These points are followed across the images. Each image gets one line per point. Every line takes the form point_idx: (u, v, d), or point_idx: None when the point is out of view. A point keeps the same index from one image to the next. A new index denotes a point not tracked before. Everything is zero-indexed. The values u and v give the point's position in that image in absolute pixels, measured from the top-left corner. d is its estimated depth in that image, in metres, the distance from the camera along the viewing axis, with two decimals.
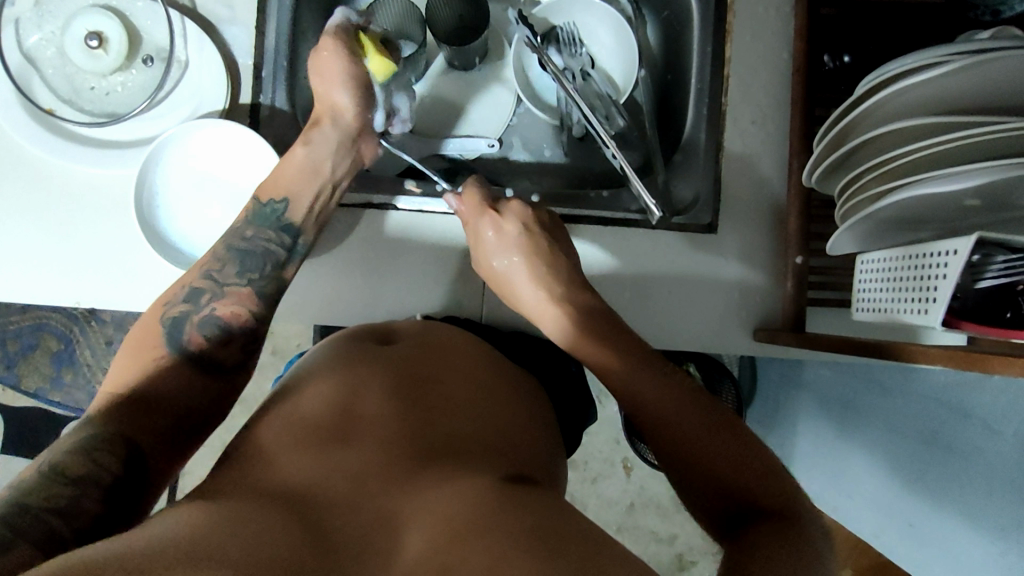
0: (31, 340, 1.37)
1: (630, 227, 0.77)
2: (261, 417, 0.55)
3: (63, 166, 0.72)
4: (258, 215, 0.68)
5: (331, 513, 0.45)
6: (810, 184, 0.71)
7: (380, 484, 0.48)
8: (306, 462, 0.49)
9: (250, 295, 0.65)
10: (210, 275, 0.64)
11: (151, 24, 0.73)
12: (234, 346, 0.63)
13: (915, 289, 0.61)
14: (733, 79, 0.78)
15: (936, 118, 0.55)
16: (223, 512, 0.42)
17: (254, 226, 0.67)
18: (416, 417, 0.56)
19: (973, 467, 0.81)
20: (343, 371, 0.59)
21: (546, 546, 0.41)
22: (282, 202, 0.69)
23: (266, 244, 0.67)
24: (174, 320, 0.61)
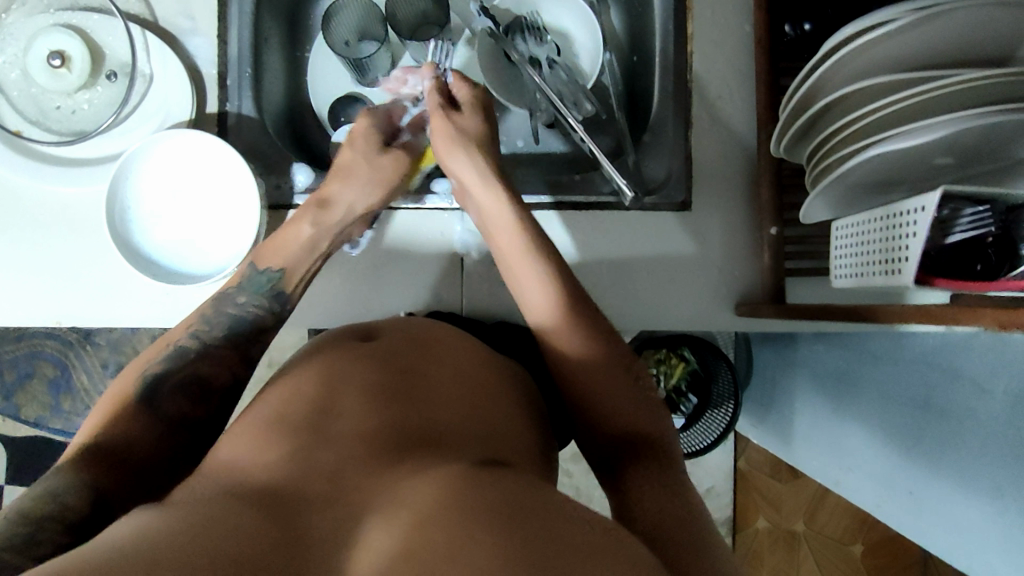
0: (28, 369, 1.37)
1: (605, 211, 0.76)
2: (244, 423, 0.56)
3: (35, 187, 0.72)
4: (251, 282, 0.67)
5: (305, 507, 0.45)
6: (779, 153, 0.71)
7: (354, 477, 0.48)
8: (280, 459, 0.50)
9: (234, 357, 0.64)
10: (197, 335, 0.63)
11: (113, 40, 0.73)
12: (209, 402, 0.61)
13: (890, 250, 0.61)
14: (698, 55, 0.77)
15: (897, 74, 0.55)
16: (196, 513, 0.43)
17: (245, 293, 0.66)
18: (394, 412, 0.57)
19: (966, 428, 0.81)
20: (322, 374, 0.60)
21: (509, 520, 0.40)
22: (278, 273, 0.68)
23: (257, 311, 0.66)
24: (150, 374, 0.60)
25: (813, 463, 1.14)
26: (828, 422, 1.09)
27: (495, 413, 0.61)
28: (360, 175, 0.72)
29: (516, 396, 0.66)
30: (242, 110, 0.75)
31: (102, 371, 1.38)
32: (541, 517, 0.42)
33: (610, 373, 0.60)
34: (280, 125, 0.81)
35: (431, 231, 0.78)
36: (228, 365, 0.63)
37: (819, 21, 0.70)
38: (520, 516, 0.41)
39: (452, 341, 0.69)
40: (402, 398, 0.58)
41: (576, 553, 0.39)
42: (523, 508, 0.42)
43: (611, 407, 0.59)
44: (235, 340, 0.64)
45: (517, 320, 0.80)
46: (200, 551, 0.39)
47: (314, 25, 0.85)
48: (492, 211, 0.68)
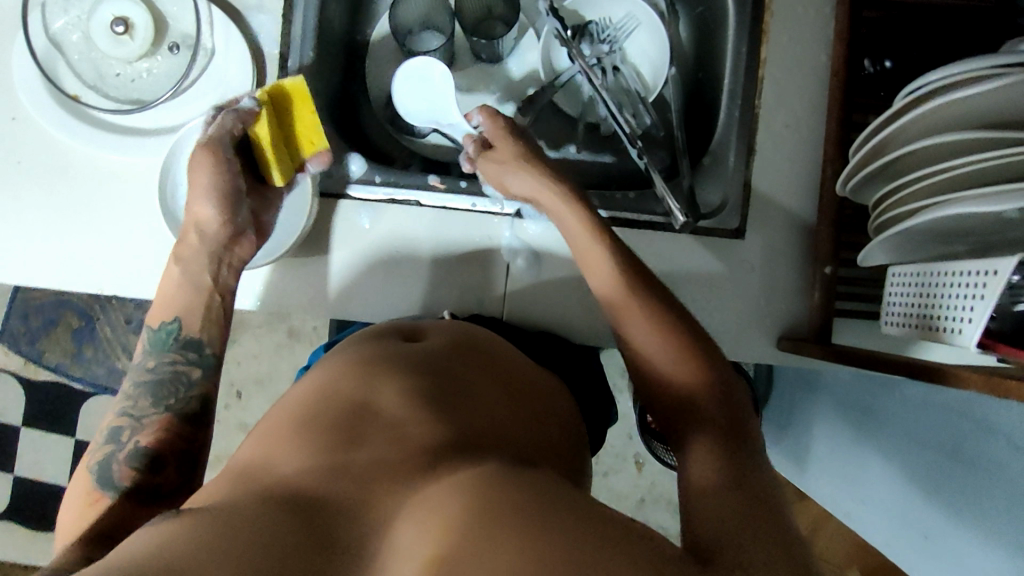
0: (54, 315, 1.39)
1: (653, 230, 0.76)
2: (269, 424, 0.57)
3: (88, 153, 0.72)
4: (152, 340, 0.65)
5: (337, 513, 0.45)
6: (844, 192, 0.69)
7: (386, 481, 0.48)
8: (311, 458, 0.50)
9: (169, 419, 0.62)
10: (125, 412, 0.62)
11: (178, 11, 0.72)
12: (169, 468, 0.59)
13: (950, 308, 0.60)
14: (767, 81, 0.75)
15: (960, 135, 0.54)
16: (219, 518, 0.43)
17: (152, 356, 0.64)
18: (436, 410, 0.56)
19: (993, 483, 0.80)
20: (366, 369, 0.60)
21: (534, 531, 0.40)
22: (175, 322, 0.66)
23: (173, 368, 0.64)
24: (99, 462, 0.59)
25: (826, 492, 1.14)
26: (845, 453, 1.08)
27: (530, 419, 0.61)
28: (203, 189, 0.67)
29: (552, 406, 0.66)
30: (301, 93, 0.74)
31: (124, 325, 1.39)
32: (563, 527, 0.42)
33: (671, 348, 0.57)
34: (335, 109, 0.80)
35: (477, 235, 0.77)
36: (169, 425, 0.61)
37: (899, 59, 0.68)
38: (548, 523, 0.42)
39: (492, 346, 0.69)
40: (438, 397, 0.58)
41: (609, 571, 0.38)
42: (556, 516, 0.43)
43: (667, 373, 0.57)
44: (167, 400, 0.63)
45: (554, 331, 0.79)
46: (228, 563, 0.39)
47: (379, 11, 0.85)
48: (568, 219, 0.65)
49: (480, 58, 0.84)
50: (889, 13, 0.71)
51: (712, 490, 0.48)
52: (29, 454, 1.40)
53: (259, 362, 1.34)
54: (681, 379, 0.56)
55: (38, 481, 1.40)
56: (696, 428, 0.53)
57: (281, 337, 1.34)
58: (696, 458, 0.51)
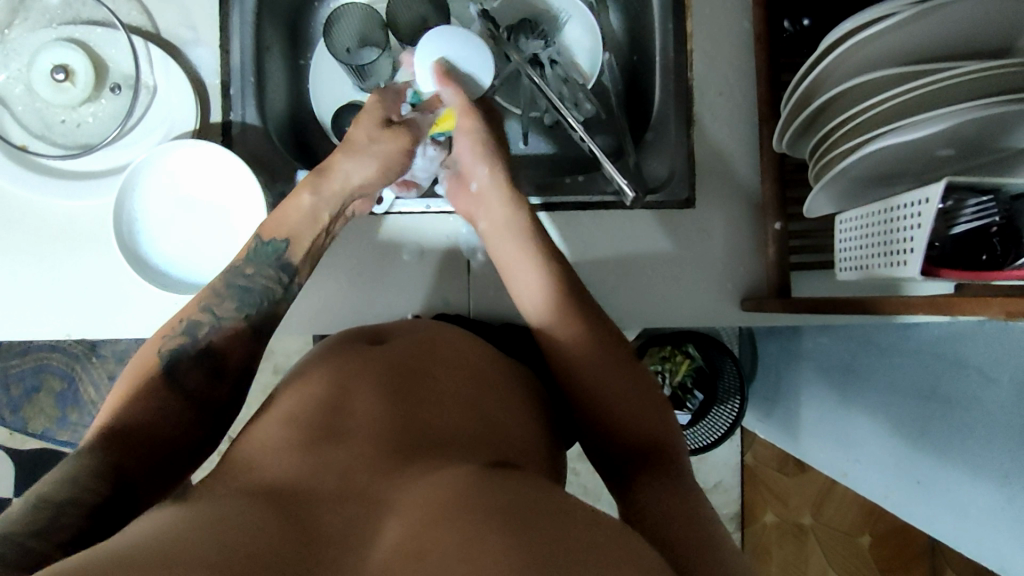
0: (34, 382, 1.38)
1: (607, 210, 0.77)
2: (256, 424, 0.57)
3: (41, 201, 0.72)
4: (257, 251, 0.66)
5: (320, 506, 0.46)
6: (781, 148, 0.72)
7: (366, 476, 0.49)
8: (290, 460, 0.50)
9: (246, 331, 0.63)
10: (209, 309, 0.62)
11: (116, 53, 0.73)
12: (228, 381, 0.60)
13: (893, 243, 0.61)
14: (697, 54, 0.78)
15: (879, 71, 0.57)
16: (211, 511, 0.43)
17: (253, 264, 0.65)
18: (406, 410, 0.57)
19: (973, 416, 0.81)
20: (335, 372, 0.61)
21: (512, 519, 0.41)
22: (283, 242, 0.67)
23: (269, 283, 0.65)
24: (169, 350, 0.59)
25: (820, 456, 1.14)
26: (832, 414, 1.09)
27: (510, 415, 0.62)
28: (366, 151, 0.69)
29: (525, 398, 0.66)
30: (246, 119, 0.75)
31: (108, 382, 1.38)
32: (546, 520, 0.42)
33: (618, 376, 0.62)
34: (283, 132, 0.81)
35: (436, 237, 0.78)
36: (242, 338, 0.62)
37: (817, 16, 0.71)
38: (531, 517, 0.42)
39: (460, 338, 0.70)
40: (408, 399, 0.58)
41: (590, 544, 0.41)
42: (534, 510, 0.43)
43: (623, 410, 0.60)
44: (253, 317, 0.63)
45: (525, 321, 0.79)
46: (212, 546, 0.39)
47: (315, 33, 0.86)
48: (529, 271, 0.68)
49: None
50: None
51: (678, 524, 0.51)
52: None
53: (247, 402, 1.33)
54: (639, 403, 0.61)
55: None
56: (643, 465, 0.58)
57: (267, 373, 1.34)
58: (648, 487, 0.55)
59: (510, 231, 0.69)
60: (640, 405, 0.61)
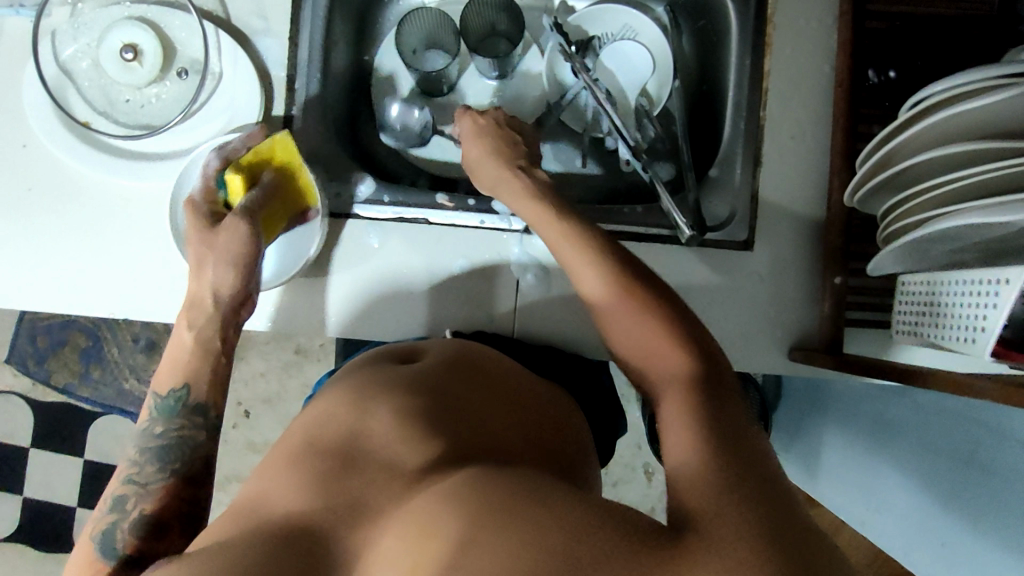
0: (61, 337, 1.40)
1: (660, 244, 0.76)
2: (280, 447, 0.57)
3: (100, 179, 0.72)
4: (159, 409, 0.62)
5: (328, 552, 0.45)
6: (851, 203, 0.69)
7: (378, 506, 0.47)
8: (307, 489, 0.50)
9: (174, 485, 0.59)
10: (131, 479, 0.59)
11: (185, 36, 0.72)
12: (175, 535, 0.57)
13: (961, 317, 0.60)
14: (772, 93, 0.76)
15: (964, 147, 0.54)
16: (231, 551, 0.45)
17: (160, 423, 0.61)
18: (425, 419, 0.55)
19: (1009, 490, 0.80)
20: (356, 388, 0.60)
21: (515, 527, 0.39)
22: (184, 388, 0.63)
23: (181, 433, 0.62)
24: (102, 532, 0.56)
25: (838, 500, 1.13)
26: (855, 462, 1.07)
27: (540, 442, 0.60)
28: (222, 256, 0.64)
29: (560, 428, 0.65)
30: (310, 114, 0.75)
31: (132, 344, 1.39)
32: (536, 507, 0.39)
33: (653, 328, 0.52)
34: (342, 129, 0.80)
35: (484, 250, 0.77)
36: (173, 490, 0.59)
37: (904, 69, 0.68)
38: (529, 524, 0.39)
39: (494, 364, 0.68)
40: (427, 411, 0.56)
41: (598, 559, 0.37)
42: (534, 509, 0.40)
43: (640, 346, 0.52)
44: (181, 468, 0.60)
45: (566, 346, 0.78)
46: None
47: (382, 30, 0.85)
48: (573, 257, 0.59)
49: (487, 75, 0.84)
50: (892, 24, 0.72)
51: (700, 470, 0.40)
52: (40, 475, 1.41)
53: (266, 380, 1.33)
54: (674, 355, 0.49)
55: (49, 502, 1.40)
56: (674, 394, 0.47)
57: (288, 353, 1.34)
58: (671, 428, 0.44)
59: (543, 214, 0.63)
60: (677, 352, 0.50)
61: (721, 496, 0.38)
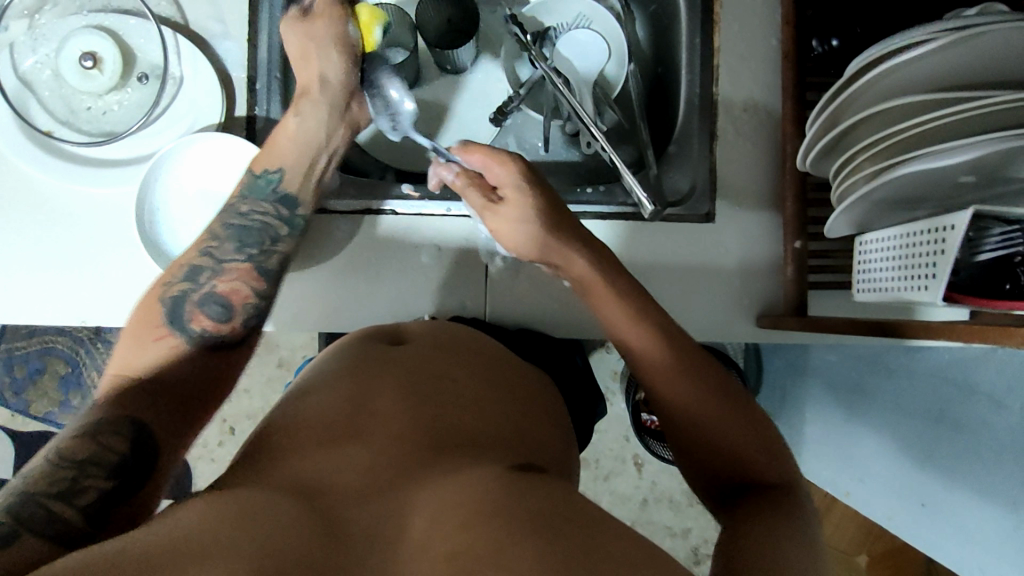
0: (38, 364, 1.37)
1: (626, 221, 0.77)
2: (285, 415, 0.56)
3: (64, 187, 0.73)
4: (252, 185, 0.70)
5: (345, 502, 0.46)
6: (804, 168, 0.71)
7: (397, 480, 0.48)
8: (321, 459, 0.50)
9: (251, 270, 0.66)
10: (209, 252, 0.66)
11: (144, 42, 0.73)
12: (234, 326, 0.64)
13: (912, 266, 0.62)
14: (722, 69, 0.78)
15: (910, 97, 0.56)
16: (243, 502, 0.44)
17: (248, 201, 0.69)
18: (435, 409, 0.57)
19: (982, 443, 0.82)
20: (365, 368, 0.61)
21: (547, 530, 0.42)
22: (277, 173, 0.70)
23: (265, 218, 0.69)
24: (174, 299, 0.62)
25: (824, 474, 1.13)
26: (835, 433, 1.08)
27: (536, 428, 0.61)
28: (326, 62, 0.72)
29: (544, 408, 0.65)
30: (270, 114, 0.75)
31: None
32: (579, 532, 0.42)
33: (695, 374, 0.57)
34: None
35: (456, 237, 0.78)
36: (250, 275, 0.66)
37: (845, 37, 0.72)
38: (564, 530, 0.42)
39: (480, 345, 0.69)
40: (441, 404, 0.58)
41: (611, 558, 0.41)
42: (565, 521, 0.43)
43: (690, 399, 0.57)
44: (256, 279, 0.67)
45: (540, 327, 0.79)
46: (249, 540, 0.39)
47: None
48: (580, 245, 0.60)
49: (444, 69, 0.86)
50: None
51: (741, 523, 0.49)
52: None
53: (249, 396, 1.32)
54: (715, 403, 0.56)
55: None
56: (710, 441, 0.56)
57: (271, 367, 1.33)
58: (749, 520, 0.49)
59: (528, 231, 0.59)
60: (716, 403, 0.56)
61: (767, 528, 0.48)
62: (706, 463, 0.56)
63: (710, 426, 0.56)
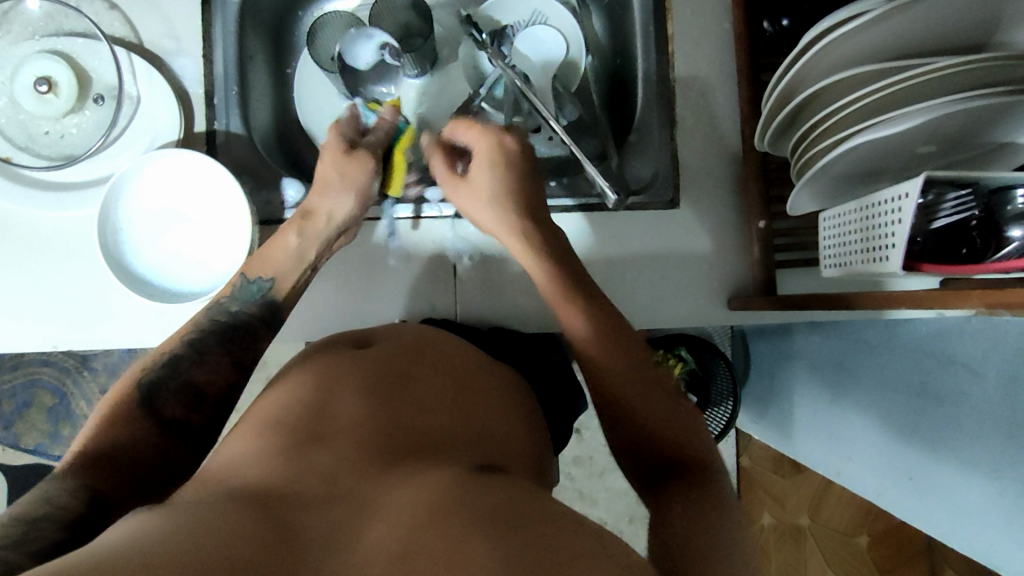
0: (25, 398, 1.36)
1: (591, 212, 0.78)
2: (244, 429, 0.56)
3: (27, 213, 0.72)
4: (244, 290, 0.68)
5: (304, 511, 0.45)
6: (763, 147, 0.72)
7: (353, 485, 0.48)
8: (278, 465, 0.50)
9: (228, 363, 0.64)
10: (190, 342, 0.64)
11: (99, 64, 0.74)
12: (203, 410, 0.61)
13: (873, 238, 0.62)
14: (678, 55, 0.79)
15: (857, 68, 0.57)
16: (197, 514, 0.43)
17: (238, 302, 0.68)
18: (395, 412, 0.57)
19: (964, 411, 0.81)
20: (327, 374, 0.61)
21: (499, 527, 0.42)
22: (269, 280, 0.69)
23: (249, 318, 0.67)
24: (147, 377, 0.61)
25: (814, 456, 1.13)
26: (822, 414, 1.08)
27: (502, 429, 0.61)
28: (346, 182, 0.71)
29: (511, 402, 0.65)
30: (230, 127, 0.75)
31: (99, 396, 1.37)
32: (533, 525, 0.43)
33: (628, 360, 0.61)
34: (270, 145, 0.81)
35: (423, 240, 0.79)
36: (225, 365, 0.64)
37: (796, 15, 0.72)
38: (513, 527, 0.42)
39: (446, 344, 0.69)
40: (396, 404, 0.58)
41: (562, 556, 0.40)
42: (523, 519, 0.43)
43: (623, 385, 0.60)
44: (233, 344, 0.66)
45: (513, 324, 0.79)
46: (204, 551, 0.39)
47: (299, 41, 0.87)
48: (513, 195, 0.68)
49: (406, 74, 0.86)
50: None
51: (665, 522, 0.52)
52: None
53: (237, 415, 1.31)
54: (638, 387, 0.59)
55: None
56: (631, 427, 0.59)
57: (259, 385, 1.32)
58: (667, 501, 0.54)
59: (495, 196, 0.68)
60: (645, 388, 0.60)
61: (695, 520, 0.52)
62: (634, 445, 0.59)
63: (638, 410, 0.59)
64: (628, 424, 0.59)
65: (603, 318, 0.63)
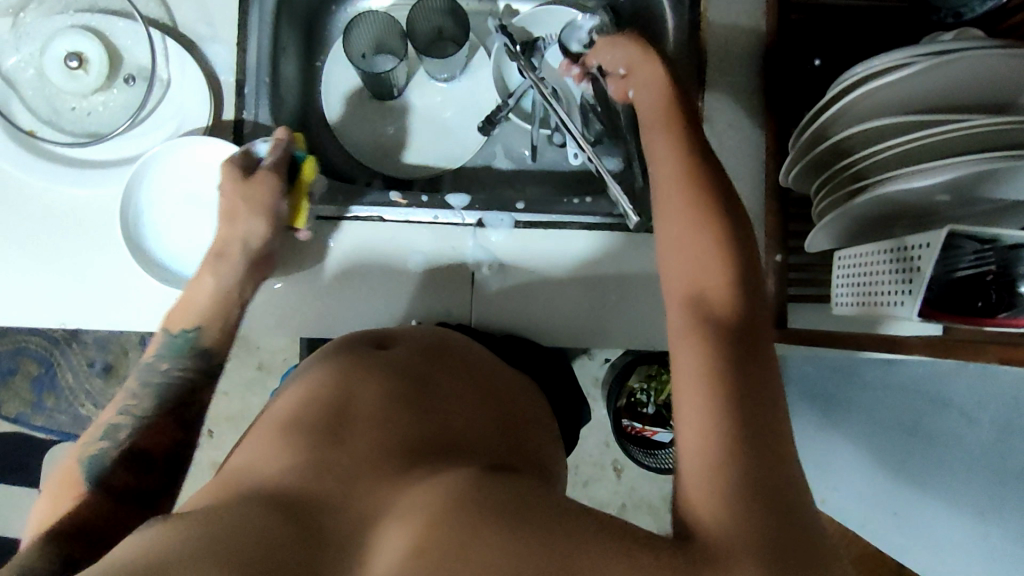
0: (10, 365, 1.34)
1: (612, 231, 0.78)
2: (262, 429, 0.57)
3: (48, 188, 0.72)
4: (167, 346, 0.67)
5: (324, 511, 0.45)
6: (786, 183, 0.73)
7: (371, 483, 0.48)
8: (299, 460, 0.50)
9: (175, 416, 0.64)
10: (127, 409, 0.64)
11: (132, 44, 0.73)
12: (158, 467, 0.61)
13: (889, 282, 0.63)
14: (707, 84, 0.80)
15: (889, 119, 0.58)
16: (222, 513, 0.44)
17: (167, 358, 0.67)
18: (414, 413, 0.57)
19: (951, 453, 0.83)
20: (346, 372, 0.61)
21: (511, 518, 0.40)
22: (193, 330, 0.68)
23: (165, 371, 0.67)
24: (92, 457, 0.60)
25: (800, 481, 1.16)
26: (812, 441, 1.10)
27: (515, 437, 0.61)
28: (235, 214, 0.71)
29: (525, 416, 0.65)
30: (258, 118, 0.74)
31: (87, 369, 1.35)
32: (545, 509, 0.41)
33: (694, 239, 0.48)
34: (295, 137, 0.81)
35: (442, 245, 0.79)
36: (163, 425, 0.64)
37: (827, 57, 0.74)
38: (532, 518, 0.41)
39: (465, 353, 0.69)
40: (411, 404, 0.58)
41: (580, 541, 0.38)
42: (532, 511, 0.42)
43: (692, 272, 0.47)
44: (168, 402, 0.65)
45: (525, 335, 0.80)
46: (228, 552, 0.39)
47: (331, 36, 0.87)
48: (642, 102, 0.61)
49: (436, 77, 0.87)
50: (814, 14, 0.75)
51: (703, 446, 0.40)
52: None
53: (229, 398, 1.30)
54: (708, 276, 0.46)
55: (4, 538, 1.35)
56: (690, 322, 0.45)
57: (250, 369, 1.31)
58: (692, 412, 0.41)
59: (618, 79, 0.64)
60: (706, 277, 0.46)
61: (736, 447, 0.39)
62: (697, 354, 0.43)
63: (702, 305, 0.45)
64: (693, 317, 0.45)
65: (682, 194, 0.50)
